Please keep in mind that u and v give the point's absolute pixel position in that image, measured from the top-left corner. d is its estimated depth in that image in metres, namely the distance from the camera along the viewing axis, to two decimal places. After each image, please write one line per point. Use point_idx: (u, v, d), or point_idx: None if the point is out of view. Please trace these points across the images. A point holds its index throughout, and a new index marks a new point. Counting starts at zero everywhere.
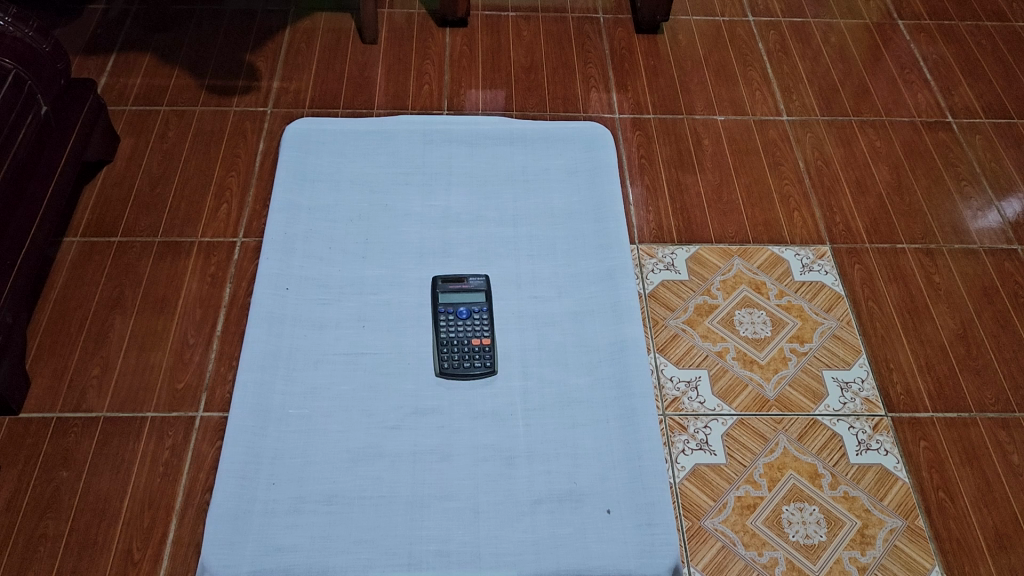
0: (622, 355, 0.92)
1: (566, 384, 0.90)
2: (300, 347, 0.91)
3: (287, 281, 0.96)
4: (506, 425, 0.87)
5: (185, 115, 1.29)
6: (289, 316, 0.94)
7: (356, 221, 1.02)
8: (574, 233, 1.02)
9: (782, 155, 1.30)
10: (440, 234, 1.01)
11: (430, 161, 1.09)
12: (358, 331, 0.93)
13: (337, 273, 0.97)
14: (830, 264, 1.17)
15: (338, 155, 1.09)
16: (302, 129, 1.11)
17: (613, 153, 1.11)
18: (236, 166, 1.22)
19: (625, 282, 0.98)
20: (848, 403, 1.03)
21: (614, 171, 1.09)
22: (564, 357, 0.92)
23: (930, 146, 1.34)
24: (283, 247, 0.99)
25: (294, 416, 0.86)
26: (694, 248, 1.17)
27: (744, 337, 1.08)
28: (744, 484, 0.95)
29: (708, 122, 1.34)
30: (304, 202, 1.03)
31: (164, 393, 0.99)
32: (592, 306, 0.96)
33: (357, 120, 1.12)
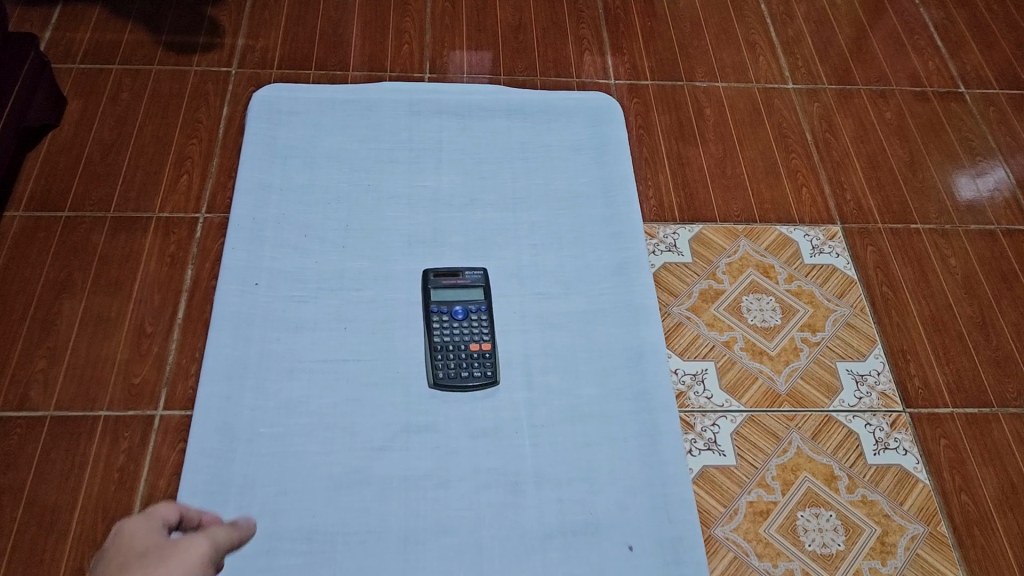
0: (641, 363, 0.84)
1: (576, 395, 0.82)
2: (272, 352, 0.82)
3: (255, 275, 0.86)
4: (510, 446, 0.79)
5: (140, 75, 1.17)
6: (258, 317, 0.84)
7: (335, 204, 0.92)
8: (577, 217, 0.94)
9: (789, 127, 1.22)
10: (428, 217, 0.91)
11: (417, 135, 0.98)
12: (340, 335, 0.83)
13: (314, 265, 0.88)
14: (842, 245, 1.09)
15: (313, 126, 0.98)
16: (271, 96, 1.00)
17: (621, 129, 1.03)
18: (198, 133, 1.11)
19: (639, 278, 0.90)
20: (864, 398, 0.96)
21: (623, 149, 1.00)
22: (574, 365, 0.84)
23: (942, 118, 1.26)
24: (252, 236, 0.89)
25: (267, 437, 0.77)
26: (697, 228, 1.09)
27: (753, 326, 1.01)
28: (756, 488, 0.89)
29: (709, 90, 1.25)
30: (276, 181, 0.93)
31: (119, 389, 0.89)
32: (603, 306, 0.88)
33: (336, 87, 1.02)
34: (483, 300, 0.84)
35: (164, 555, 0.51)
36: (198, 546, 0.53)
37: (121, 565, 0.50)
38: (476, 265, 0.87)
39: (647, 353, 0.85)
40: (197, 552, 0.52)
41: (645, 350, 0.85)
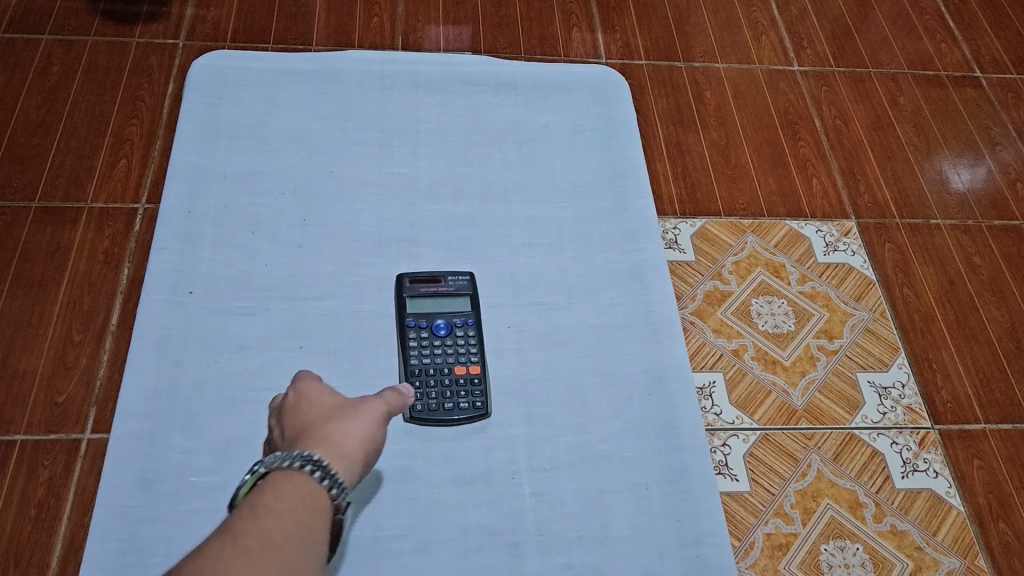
0: (662, 389, 0.69)
1: (587, 434, 0.67)
2: (206, 379, 0.65)
3: (189, 281, 0.69)
4: (506, 499, 0.63)
5: (74, 46, 1.03)
6: (189, 334, 0.67)
7: (291, 194, 0.75)
8: (580, 211, 0.78)
9: (796, 113, 1.11)
10: (402, 210, 0.76)
11: (390, 111, 0.82)
12: (296, 357, 0.67)
13: (260, 269, 0.71)
14: (857, 242, 0.99)
15: (263, 100, 0.82)
16: (213, 64, 0.83)
17: (630, 108, 0.87)
18: (139, 113, 0.98)
19: (657, 286, 0.75)
20: (889, 414, 0.86)
21: (633, 131, 0.85)
22: (584, 395, 0.68)
23: (959, 105, 1.16)
24: (183, 234, 0.72)
25: (198, 491, 0.60)
26: (699, 222, 0.98)
27: (764, 332, 0.90)
28: (774, 517, 0.78)
29: (709, 71, 1.14)
30: (217, 164, 0.76)
31: (40, 409, 0.76)
32: (617, 319, 0.73)
33: (289, 55, 0.85)
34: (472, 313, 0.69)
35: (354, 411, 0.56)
36: (376, 406, 0.58)
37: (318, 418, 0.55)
38: (463, 269, 0.72)
39: (672, 376, 0.70)
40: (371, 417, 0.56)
41: (670, 374, 0.70)
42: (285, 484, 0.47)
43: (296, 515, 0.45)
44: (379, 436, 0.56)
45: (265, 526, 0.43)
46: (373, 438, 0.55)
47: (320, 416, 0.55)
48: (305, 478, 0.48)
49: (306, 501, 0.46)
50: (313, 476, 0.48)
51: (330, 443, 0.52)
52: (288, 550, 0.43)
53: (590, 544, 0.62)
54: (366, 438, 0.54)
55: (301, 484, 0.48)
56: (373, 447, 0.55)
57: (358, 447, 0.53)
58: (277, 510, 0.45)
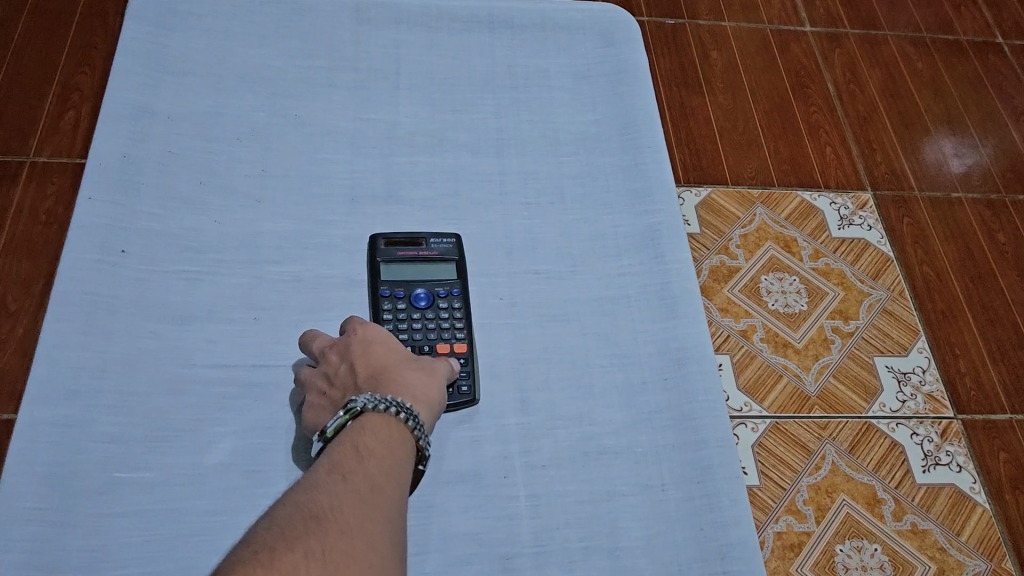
0: (682, 372, 0.55)
1: (594, 426, 0.53)
2: (139, 353, 0.50)
3: (124, 236, 0.55)
4: (495, 503, 0.49)
5: None
6: (122, 299, 0.52)
7: (249, 139, 0.61)
8: (586, 164, 0.65)
9: (809, 76, 1.04)
10: (378, 162, 0.62)
11: (366, 50, 0.68)
12: (249, 333, 0.53)
13: (203, 222, 0.56)
14: (874, 216, 0.92)
15: (214, 32, 0.66)
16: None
17: (641, 53, 0.72)
18: (90, 60, 0.89)
19: (675, 253, 0.61)
20: (908, 401, 0.79)
21: (645, 78, 0.70)
22: (589, 381, 0.54)
23: (980, 73, 1.09)
24: (121, 178, 0.57)
25: (128, 488, 0.46)
26: (705, 192, 0.91)
27: (775, 312, 0.83)
28: (785, 514, 0.71)
29: (715, 30, 1.06)
30: (163, 104, 0.61)
31: None
32: (629, 291, 0.59)
33: None
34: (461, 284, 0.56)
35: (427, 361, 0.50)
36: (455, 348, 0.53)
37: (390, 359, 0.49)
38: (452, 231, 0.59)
39: (693, 356, 0.56)
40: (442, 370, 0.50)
41: (694, 356, 0.56)
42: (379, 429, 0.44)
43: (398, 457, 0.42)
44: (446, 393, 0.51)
45: (373, 466, 0.40)
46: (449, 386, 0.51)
47: (400, 353, 0.50)
48: (400, 426, 0.44)
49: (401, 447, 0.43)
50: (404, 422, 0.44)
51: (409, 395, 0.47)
52: (394, 490, 0.40)
53: (598, 557, 0.48)
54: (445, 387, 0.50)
55: (394, 429, 0.44)
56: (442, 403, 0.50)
57: (439, 396, 0.49)
58: (377, 453, 0.42)
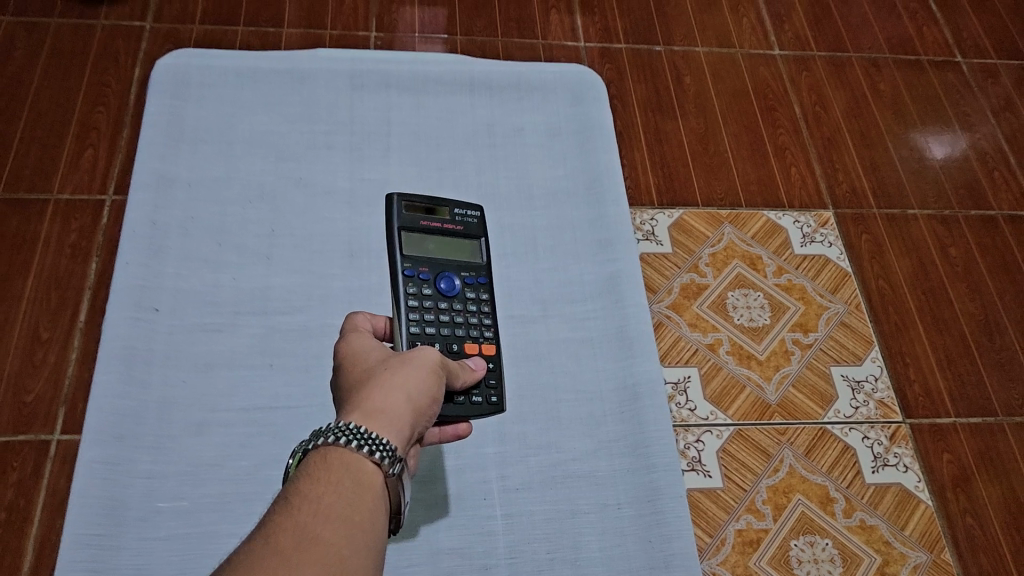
0: (635, 406, 0.66)
1: (560, 452, 0.63)
2: (175, 400, 0.61)
3: (157, 298, 0.65)
4: (476, 517, 0.60)
5: (37, 29, 1.01)
6: (158, 355, 0.63)
7: (258, 201, 0.71)
8: (556, 217, 0.74)
9: (776, 98, 1.11)
10: (375, 220, 0.71)
11: (362, 115, 0.77)
12: (266, 377, 0.63)
13: (228, 282, 0.67)
14: (835, 234, 0.99)
15: (229, 103, 0.76)
16: (174, 69, 0.77)
17: (607, 112, 0.82)
18: (104, 98, 0.96)
19: (632, 298, 0.71)
20: (861, 408, 0.87)
21: (610, 136, 0.80)
22: (556, 413, 0.65)
23: (938, 91, 1.16)
24: (150, 247, 0.67)
25: (167, 516, 0.57)
26: (677, 214, 0.98)
27: (740, 326, 0.90)
28: (745, 513, 0.79)
29: (688, 56, 1.13)
30: (182, 173, 0.72)
31: (8, 408, 0.75)
32: (590, 334, 0.69)
33: (253, 53, 0.79)
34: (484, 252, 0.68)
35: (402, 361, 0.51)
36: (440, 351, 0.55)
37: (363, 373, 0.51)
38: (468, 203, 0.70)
39: (645, 392, 0.66)
40: (416, 368, 0.51)
41: (645, 391, 0.66)
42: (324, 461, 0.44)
43: (339, 495, 0.42)
44: (432, 387, 0.51)
45: (304, 512, 0.40)
46: (430, 385, 0.51)
47: (377, 360, 0.51)
48: (340, 453, 0.44)
49: (344, 478, 0.43)
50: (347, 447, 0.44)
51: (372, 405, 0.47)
52: (335, 533, 0.39)
53: (562, 567, 0.59)
54: (424, 390, 0.51)
55: (336, 458, 0.44)
56: (425, 400, 0.50)
57: (410, 398, 0.49)
58: (316, 495, 0.41)
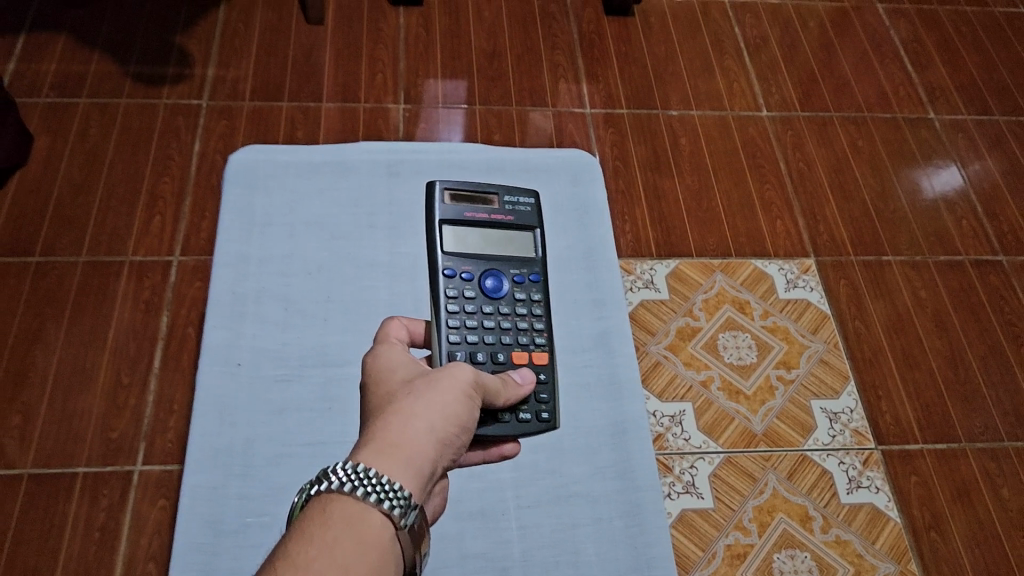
0: (624, 438, 0.77)
1: (563, 476, 0.74)
2: (258, 437, 0.74)
3: (239, 354, 0.78)
4: (497, 529, 0.71)
5: (109, 109, 1.15)
6: (242, 400, 0.75)
7: (314, 273, 0.84)
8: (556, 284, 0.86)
9: (764, 156, 1.23)
10: (411, 285, 0.84)
11: (399, 197, 0.90)
12: (323, 417, 0.76)
13: (293, 341, 0.79)
14: (815, 279, 1.11)
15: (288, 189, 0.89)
16: (243, 161, 0.90)
17: (602, 193, 0.93)
18: (169, 170, 1.10)
19: (621, 348, 0.82)
20: (838, 436, 0.98)
21: (605, 212, 0.92)
22: (560, 444, 0.76)
23: (912, 145, 1.29)
24: (232, 313, 0.80)
25: (249, 530, 0.69)
26: (673, 263, 1.10)
27: (730, 364, 1.02)
28: (733, 530, 0.90)
29: (684, 118, 1.26)
30: (254, 251, 0.84)
31: (97, 444, 0.88)
32: (587, 379, 0.80)
33: (311, 149, 0.92)
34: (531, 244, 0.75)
35: (425, 393, 0.55)
36: (464, 374, 0.58)
37: (389, 401, 0.55)
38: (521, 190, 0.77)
39: (633, 428, 0.77)
40: (437, 402, 0.55)
41: (632, 429, 0.77)
42: (332, 505, 0.48)
43: (337, 548, 0.45)
44: (453, 418, 0.55)
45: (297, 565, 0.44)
46: (451, 416, 0.55)
47: (403, 388, 0.56)
48: (343, 501, 0.48)
49: (348, 526, 0.47)
50: (354, 493, 0.48)
51: (390, 443, 0.52)
52: None
53: (565, 568, 0.70)
54: (443, 422, 0.54)
55: (341, 507, 0.48)
56: (445, 432, 0.54)
57: (427, 434, 0.53)
58: (312, 546, 0.45)
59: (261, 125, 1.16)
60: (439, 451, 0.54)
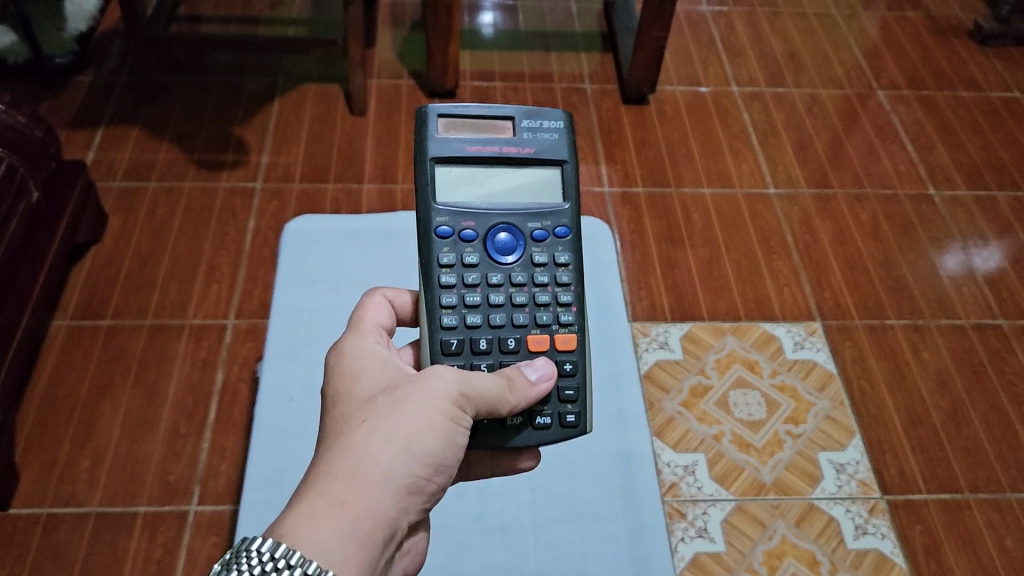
0: (629, 468, 0.79)
1: (572, 497, 0.77)
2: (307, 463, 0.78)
3: (290, 391, 0.84)
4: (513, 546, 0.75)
5: (174, 192, 1.28)
6: (294, 431, 0.81)
7: None
8: None
9: (771, 228, 1.32)
10: None
11: None
12: None
13: None
14: (821, 341, 1.18)
15: (336, 250, 0.96)
16: (298, 229, 0.97)
17: (612, 251, 0.97)
18: (227, 244, 1.22)
19: (631, 392, 0.85)
20: (844, 486, 1.03)
21: (616, 270, 0.95)
22: (572, 467, 0.79)
23: (913, 218, 1.38)
24: (285, 354, 0.86)
25: None
26: (686, 326, 1.18)
27: (740, 420, 1.09)
28: (744, 572, 0.95)
29: (696, 196, 1.36)
30: (305, 304, 0.91)
31: (156, 486, 0.97)
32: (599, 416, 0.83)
33: (355, 217, 1.00)
34: (553, 182, 0.67)
35: (393, 415, 0.54)
36: (437, 392, 0.55)
37: (357, 422, 0.54)
38: (547, 109, 0.69)
39: (638, 456, 0.80)
40: (406, 426, 0.53)
41: (637, 456, 0.80)
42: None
43: None
44: (427, 439, 0.54)
45: None
46: (425, 440, 0.54)
47: (373, 404, 0.55)
48: None
49: None
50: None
51: (345, 489, 0.50)
52: None
53: None
54: (407, 461, 0.53)
55: None
56: (413, 460, 0.53)
57: (389, 474, 0.52)
58: None
59: (309, 204, 1.28)
60: (408, 479, 0.53)
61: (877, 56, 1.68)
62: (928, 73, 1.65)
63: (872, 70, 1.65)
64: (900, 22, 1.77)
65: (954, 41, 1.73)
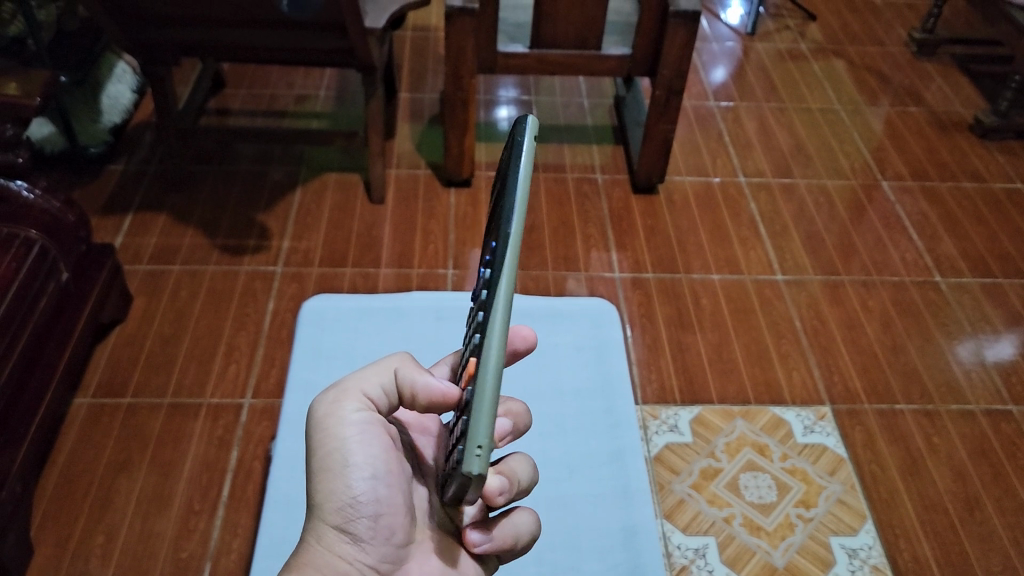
0: (635, 542, 0.81)
1: (580, 570, 0.79)
2: None
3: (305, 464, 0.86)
4: None
5: (197, 276, 1.33)
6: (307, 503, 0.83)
7: None
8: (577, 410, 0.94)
9: (780, 314, 1.34)
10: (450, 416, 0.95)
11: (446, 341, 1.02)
12: None
13: None
14: (831, 425, 1.19)
15: (351, 330, 1.00)
16: (315, 307, 1.01)
17: (619, 331, 1.02)
18: (247, 324, 1.25)
19: (637, 467, 0.88)
20: (857, 571, 1.02)
21: (622, 352, 1.00)
22: (578, 542, 0.81)
23: (920, 306, 1.39)
24: (299, 429, 0.89)
25: None
26: (696, 410, 1.19)
27: (750, 503, 1.08)
28: None
29: (705, 282, 1.39)
30: (320, 379, 0.94)
31: (168, 563, 0.98)
32: (605, 492, 0.86)
33: (370, 297, 1.04)
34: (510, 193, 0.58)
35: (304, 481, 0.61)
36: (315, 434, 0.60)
37: None
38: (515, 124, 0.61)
39: (643, 531, 0.82)
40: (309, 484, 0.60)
41: (643, 531, 0.82)
42: None
43: None
44: (321, 482, 0.59)
45: None
46: (323, 482, 0.59)
47: None
48: None
49: None
50: None
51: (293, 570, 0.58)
52: None
53: None
54: (319, 513, 0.59)
55: None
56: (320, 507, 0.59)
57: (316, 534, 0.58)
58: None
59: (327, 288, 1.32)
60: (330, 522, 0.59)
61: (882, 149, 1.73)
62: (930, 165, 1.70)
63: (877, 162, 1.70)
64: (903, 118, 1.82)
65: (956, 135, 1.79)
